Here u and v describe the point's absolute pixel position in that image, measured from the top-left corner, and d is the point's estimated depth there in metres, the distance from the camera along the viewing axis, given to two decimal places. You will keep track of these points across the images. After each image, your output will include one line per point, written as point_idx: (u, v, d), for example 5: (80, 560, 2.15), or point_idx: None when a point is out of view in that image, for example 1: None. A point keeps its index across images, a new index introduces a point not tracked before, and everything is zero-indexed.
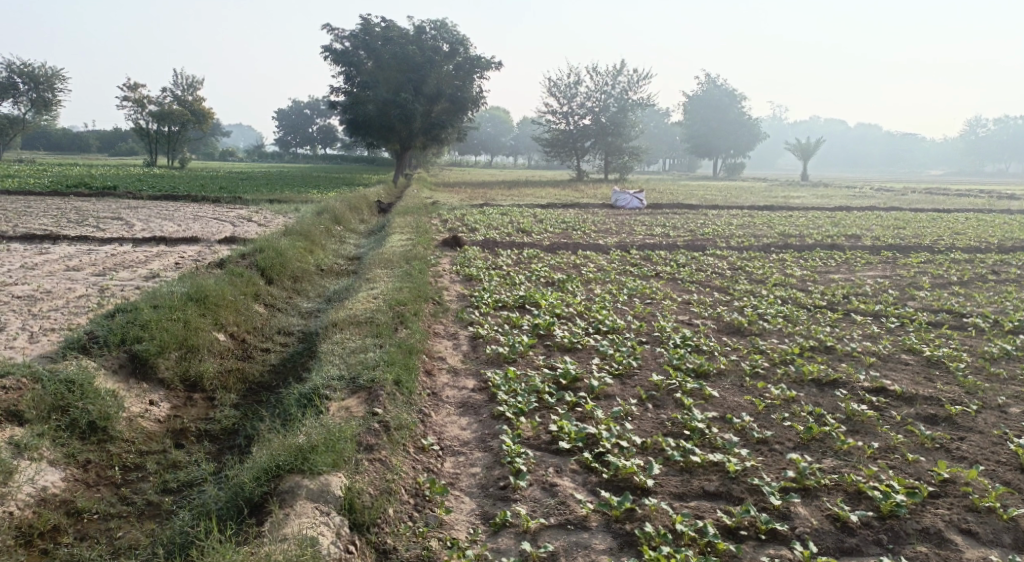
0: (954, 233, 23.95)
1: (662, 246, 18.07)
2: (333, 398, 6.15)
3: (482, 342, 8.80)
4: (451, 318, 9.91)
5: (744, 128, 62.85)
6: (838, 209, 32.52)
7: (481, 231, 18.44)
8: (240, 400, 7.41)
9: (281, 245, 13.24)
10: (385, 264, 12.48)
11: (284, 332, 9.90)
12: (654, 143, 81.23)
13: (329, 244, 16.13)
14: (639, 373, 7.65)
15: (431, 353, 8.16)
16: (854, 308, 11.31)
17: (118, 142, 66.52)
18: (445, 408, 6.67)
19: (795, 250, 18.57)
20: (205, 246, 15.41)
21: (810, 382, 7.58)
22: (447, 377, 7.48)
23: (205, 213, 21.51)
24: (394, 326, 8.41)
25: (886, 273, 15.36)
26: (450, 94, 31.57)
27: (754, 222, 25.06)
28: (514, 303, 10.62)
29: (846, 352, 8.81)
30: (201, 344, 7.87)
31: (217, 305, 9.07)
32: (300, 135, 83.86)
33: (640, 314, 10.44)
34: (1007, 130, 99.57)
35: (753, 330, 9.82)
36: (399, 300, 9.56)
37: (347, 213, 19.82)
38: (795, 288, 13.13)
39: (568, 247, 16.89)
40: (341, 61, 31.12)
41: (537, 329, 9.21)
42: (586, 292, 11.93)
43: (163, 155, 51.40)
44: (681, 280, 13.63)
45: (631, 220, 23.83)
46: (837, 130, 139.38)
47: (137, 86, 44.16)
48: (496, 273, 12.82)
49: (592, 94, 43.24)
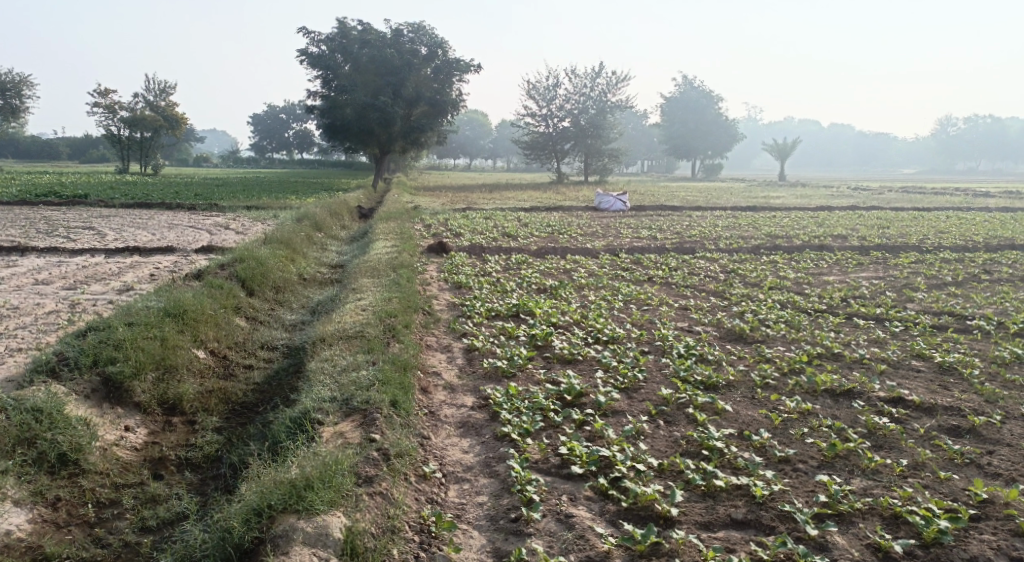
0: (939, 232, 23.88)
1: (651, 249, 17.77)
2: (325, 422, 5.73)
3: (478, 355, 8.39)
4: (443, 329, 9.50)
5: (722, 130, 62.95)
6: (819, 209, 32.43)
7: (466, 236, 18.03)
8: (223, 422, 6.97)
9: (261, 254, 12.78)
10: (371, 273, 12.05)
11: (267, 346, 9.45)
12: (632, 145, 81.27)
13: (311, 251, 15.65)
14: (645, 386, 7.28)
15: (425, 367, 7.74)
16: (855, 312, 11.02)
17: (90, 149, 65.39)
18: (444, 429, 6.26)
19: (785, 252, 18.33)
20: (181, 256, 14.88)
21: (823, 393, 7.24)
22: (444, 394, 7.08)
23: (180, 221, 20.94)
24: (385, 341, 7.98)
25: (880, 274, 15.12)
26: (429, 98, 31.15)
27: (739, 223, 24.87)
28: (507, 312, 10.23)
29: (855, 359, 8.50)
30: (180, 364, 7.41)
31: (197, 321, 8.61)
32: (276, 140, 83.03)
33: (638, 322, 10.08)
34: (980, 128, 100.63)
35: (756, 336, 9.49)
36: (388, 312, 9.13)
37: (328, 220, 19.34)
38: (792, 291, 12.84)
39: (556, 251, 16.54)
40: (317, 64, 30.59)
41: (535, 340, 8.82)
42: (579, 299, 11.56)
43: (136, 161, 50.53)
44: (675, 284, 13.31)
45: (616, 223, 23.52)
46: (812, 130, 140.40)
47: (107, 92, 43.34)
48: (486, 281, 12.42)
49: (571, 96, 42.97)
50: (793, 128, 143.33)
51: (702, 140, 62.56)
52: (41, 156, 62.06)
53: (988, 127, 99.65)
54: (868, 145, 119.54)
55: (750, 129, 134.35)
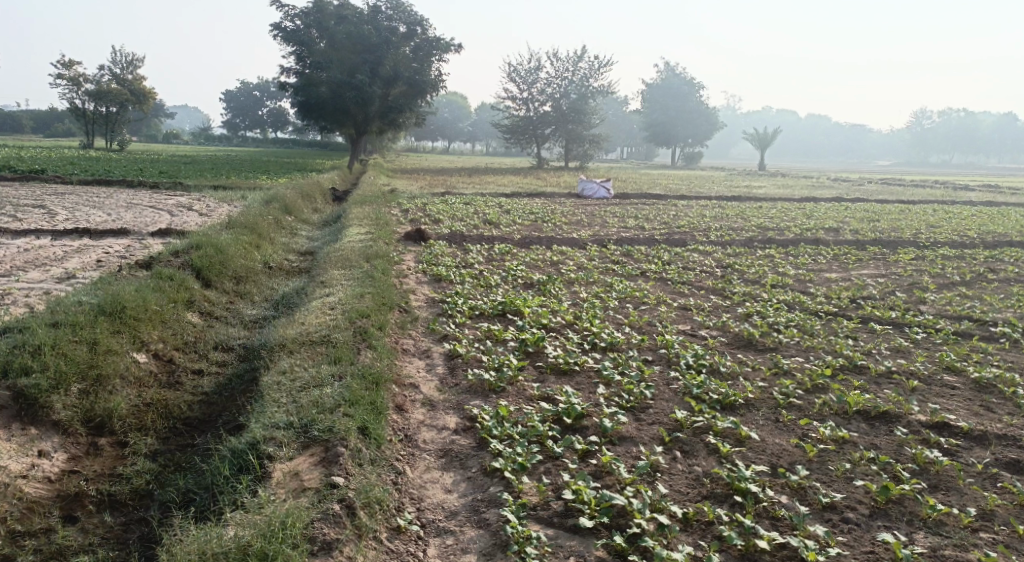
0: (931, 226, 23.14)
1: (640, 240, 16.82)
2: (277, 457, 4.75)
3: (461, 363, 7.41)
4: (422, 330, 8.50)
5: (703, 118, 62.09)
6: (804, 200, 31.64)
7: (446, 223, 16.99)
8: (160, 442, 6.01)
9: (221, 240, 11.73)
10: (342, 264, 10.99)
11: (222, 347, 8.46)
12: (612, 132, 80.28)
13: (279, 237, 14.56)
14: (656, 406, 6.35)
15: (401, 379, 6.76)
16: (868, 315, 10.12)
17: (55, 122, 63.29)
18: (422, 461, 5.31)
19: (779, 246, 17.44)
20: (136, 239, 13.73)
21: (856, 416, 6.33)
22: (423, 414, 6.12)
23: (140, 201, 19.70)
24: (355, 347, 6.96)
25: (883, 271, 14.27)
26: (408, 77, 29.90)
27: (727, 214, 24.00)
28: (492, 311, 9.24)
29: (880, 372, 7.60)
30: (114, 371, 6.43)
31: (136, 320, 7.63)
32: (249, 118, 80.98)
33: (637, 325, 9.14)
34: (957, 121, 100.71)
35: (767, 343, 8.59)
36: (360, 311, 8.11)
37: (299, 202, 18.18)
38: (795, 290, 11.95)
39: (542, 241, 15.56)
40: (291, 40, 29.20)
41: (524, 345, 7.85)
42: (570, 296, 10.59)
43: (102, 137, 48.69)
44: (670, 281, 12.38)
45: (601, 212, 22.54)
46: (790, 120, 140.19)
47: (71, 63, 41.58)
48: (468, 273, 11.43)
49: (552, 80, 41.91)
50: (771, 118, 143.27)
51: (683, 128, 61.67)
52: (4, 129, 59.84)
53: (965, 120, 99.78)
54: (845, 136, 119.53)
55: (729, 117, 133.81)
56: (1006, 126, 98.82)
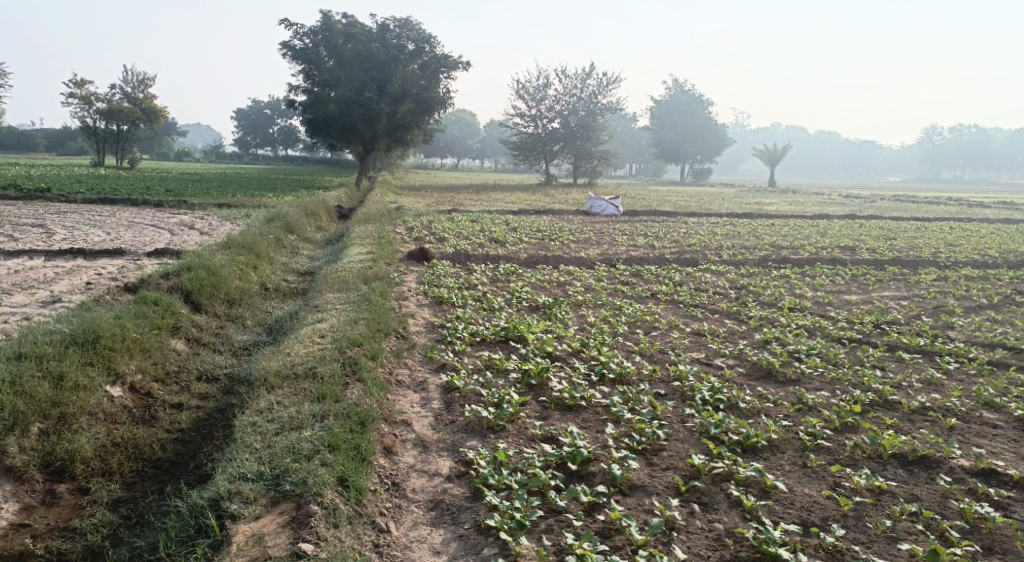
0: (950, 245, 22.48)
1: (650, 259, 16.25)
2: (241, 517, 4.47)
3: (459, 397, 6.85)
4: (419, 359, 7.95)
5: (712, 134, 61.56)
6: (817, 218, 31.03)
7: (450, 242, 16.49)
8: (124, 488, 5.60)
9: (215, 261, 11.24)
10: (338, 286, 10.47)
11: (205, 377, 7.93)
12: (621, 148, 79.94)
13: (278, 256, 14.05)
14: (671, 449, 5.77)
15: (391, 416, 6.23)
16: (894, 342, 9.52)
17: (67, 140, 63.42)
18: (410, 514, 4.80)
19: (795, 265, 16.86)
20: (132, 259, 13.29)
21: (893, 460, 5.74)
22: (414, 456, 5.58)
23: (140, 219, 19.29)
24: (343, 382, 6.41)
25: (905, 293, 13.65)
26: (416, 94, 29.51)
27: (739, 232, 23.43)
28: (494, 337, 8.69)
29: (913, 408, 6.99)
30: (80, 408, 5.95)
31: (111, 350, 7.15)
32: (259, 135, 81.03)
33: (648, 353, 8.58)
34: (969, 137, 99.85)
35: (788, 373, 8.00)
36: (351, 339, 7.57)
37: (302, 220, 17.71)
38: (815, 314, 11.36)
39: (549, 260, 15.04)
40: (299, 58, 28.79)
41: (527, 377, 7.29)
42: (577, 321, 10.04)
43: (112, 154, 48.60)
44: (683, 303, 11.80)
45: (610, 229, 22.02)
46: (800, 136, 139.63)
47: (82, 82, 41.50)
48: (471, 296, 10.90)
49: (561, 96, 41.53)
50: (780, 134, 142.88)
51: (692, 144, 61.15)
52: (15, 147, 59.92)
53: (977, 136, 98.92)
54: (857, 152, 118.76)
55: (739, 134, 133.36)
56: (1018, 142, 97.94)
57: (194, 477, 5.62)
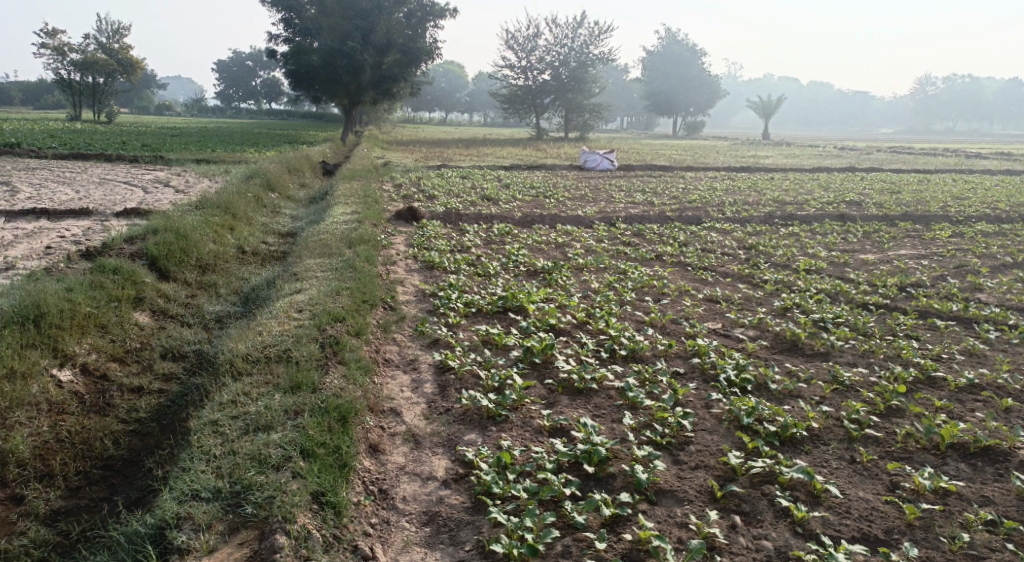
0: (957, 198, 21.69)
1: (650, 217, 15.41)
2: (191, 551, 3.83)
3: (454, 378, 6.06)
4: (408, 334, 7.14)
5: (705, 85, 60.24)
6: (817, 170, 30.19)
7: (440, 199, 15.60)
8: (65, 496, 5.02)
9: (186, 223, 10.35)
10: (319, 251, 9.62)
11: (171, 355, 7.11)
12: (611, 100, 78.53)
13: (258, 216, 13.12)
14: (699, 442, 5.04)
15: (377, 405, 5.47)
16: (926, 308, 8.74)
17: (44, 94, 61.58)
18: (400, 534, 4.16)
19: (802, 222, 16.05)
20: (99, 221, 12.34)
21: (952, 453, 5.00)
22: (405, 455, 4.82)
23: (115, 176, 18.28)
24: (321, 367, 5.64)
25: (924, 251, 12.86)
26: (402, 45, 28.18)
27: (739, 187, 22.56)
28: (490, 308, 7.88)
29: (962, 386, 6.24)
30: (14, 401, 5.41)
31: (58, 329, 6.38)
32: (243, 88, 79.17)
33: (661, 324, 7.79)
34: (964, 87, 98.45)
35: (817, 345, 7.22)
36: (332, 314, 6.75)
37: (284, 177, 16.75)
38: (833, 276, 10.58)
39: (545, 219, 14.20)
40: (280, 6, 27.44)
41: (530, 354, 6.49)
42: (580, 287, 9.23)
43: (89, 109, 47.07)
44: (690, 266, 11.00)
45: (607, 185, 21.13)
46: (792, 87, 137.92)
47: (56, 32, 39.85)
48: (464, 259, 10.06)
49: (551, 47, 40.19)
50: (771, 84, 141.07)
51: (684, 96, 59.83)
52: None
53: (972, 86, 97.59)
54: (850, 103, 117.32)
55: (730, 86, 131.57)
56: (1012, 92, 96.80)
57: (144, 485, 4.96)
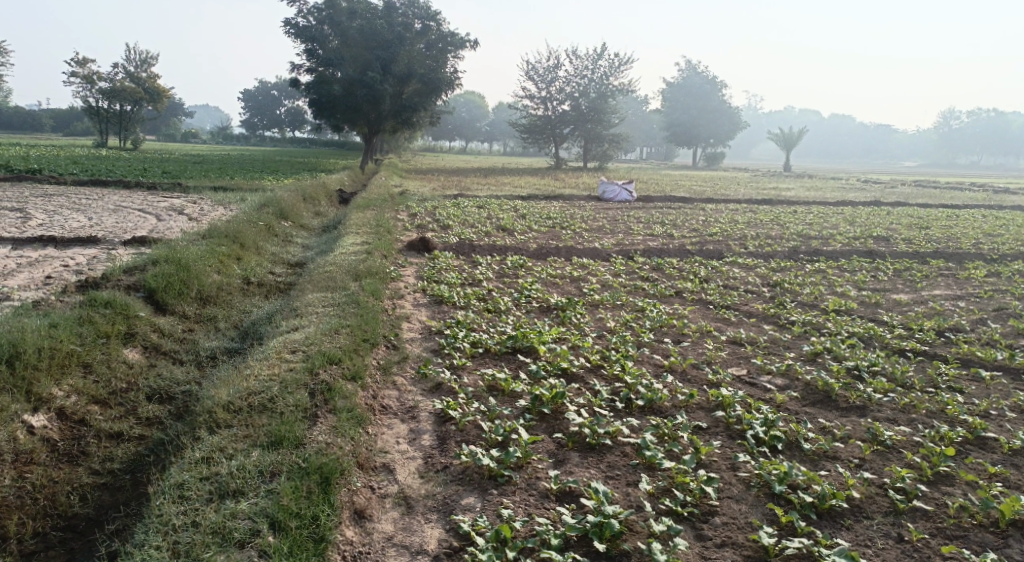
0: (989, 235, 20.98)
1: (670, 251, 14.90)
2: None
3: (456, 430, 5.53)
4: (410, 377, 6.64)
5: (726, 117, 59.81)
6: (841, 204, 29.53)
7: (454, 230, 15.19)
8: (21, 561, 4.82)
9: (189, 253, 9.96)
10: (323, 285, 9.17)
11: (159, 397, 6.64)
12: (632, 131, 78.35)
13: (267, 244, 12.74)
14: (724, 515, 4.54)
15: (368, 461, 4.96)
16: (969, 355, 8.13)
17: (74, 121, 62.29)
18: None
19: (829, 258, 15.45)
20: (106, 249, 12.01)
21: (1012, 533, 4.44)
22: (394, 522, 4.52)
23: (130, 203, 18.07)
24: (308, 419, 5.17)
25: (960, 291, 12.23)
26: (422, 75, 27.99)
27: (761, 220, 21.99)
28: (499, 349, 7.36)
29: (1017, 449, 5.63)
30: None
31: (35, 370, 5.97)
32: (267, 117, 79.81)
33: (682, 369, 7.25)
34: (990, 120, 97.29)
35: (853, 397, 6.65)
36: (328, 356, 6.26)
37: (297, 205, 16.41)
38: (865, 318, 9.98)
39: (561, 251, 13.73)
40: (302, 36, 27.43)
41: (539, 404, 5.95)
42: (595, 326, 8.72)
43: (115, 135, 47.41)
44: (712, 304, 10.46)
45: (625, 216, 20.67)
46: (815, 119, 137.31)
47: (84, 60, 40.19)
48: (474, 293, 9.58)
49: (571, 78, 40.00)
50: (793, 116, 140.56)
51: (705, 128, 59.38)
52: (22, 127, 58.93)
53: (998, 120, 96.45)
54: (873, 135, 116.40)
55: (752, 117, 131.15)
56: None
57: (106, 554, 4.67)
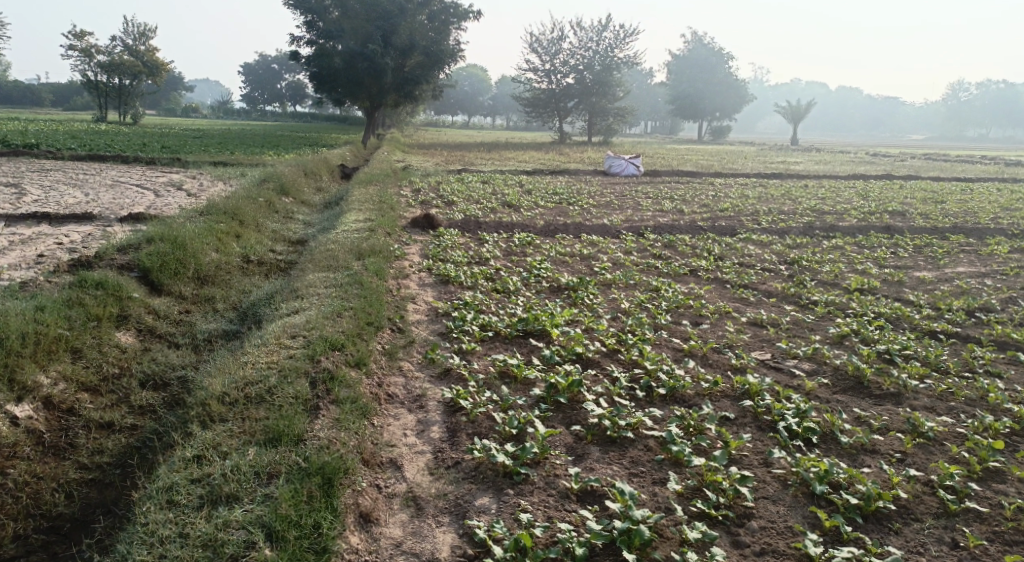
0: (1005, 210, 20.49)
1: (681, 227, 14.47)
2: None
3: (467, 421, 5.16)
4: (417, 362, 6.25)
5: (732, 89, 58.93)
6: (851, 178, 28.98)
7: (459, 205, 14.78)
8: None
9: (185, 230, 9.55)
10: (325, 264, 8.77)
11: (153, 383, 6.25)
12: (636, 104, 77.41)
13: (268, 221, 12.32)
14: (762, 519, 4.23)
15: (373, 457, 4.61)
16: (1004, 337, 7.73)
17: (75, 96, 61.72)
18: None
19: (845, 234, 15.00)
20: (101, 226, 11.61)
21: None
22: (403, 525, 4.18)
23: (128, 178, 17.66)
24: (309, 413, 4.81)
25: (984, 268, 11.80)
26: (424, 47, 27.37)
27: (772, 194, 21.51)
28: (510, 331, 6.98)
29: None
30: None
31: (19, 357, 5.60)
32: (268, 92, 79.03)
33: (703, 353, 6.87)
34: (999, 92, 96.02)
35: (887, 383, 6.26)
36: (330, 341, 5.86)
37: (299, 181, 15.99)
38: (890, 297, 9.57)
39: (569, 228, 13.32)
40: (301, 8, 26.84)
41: (554, 392, 5.57)
42: (609, 307, 8.33)
43: (116, 110, 46.90)
44: (728, 283, 10.06)
45: (633, 191, 20.21)
46: (821, 92, 135.79)
47: (83, 34, 39.56)
48: (482, 272, 9.19)
49: (576, 50, 39.27)
50: (800, 89, 139.05)
51: (711, 100, 58.54)
52: (23, 102, 58.38)
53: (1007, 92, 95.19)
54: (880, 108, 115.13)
55: (757, 90, 129.80)
56: None
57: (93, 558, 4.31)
